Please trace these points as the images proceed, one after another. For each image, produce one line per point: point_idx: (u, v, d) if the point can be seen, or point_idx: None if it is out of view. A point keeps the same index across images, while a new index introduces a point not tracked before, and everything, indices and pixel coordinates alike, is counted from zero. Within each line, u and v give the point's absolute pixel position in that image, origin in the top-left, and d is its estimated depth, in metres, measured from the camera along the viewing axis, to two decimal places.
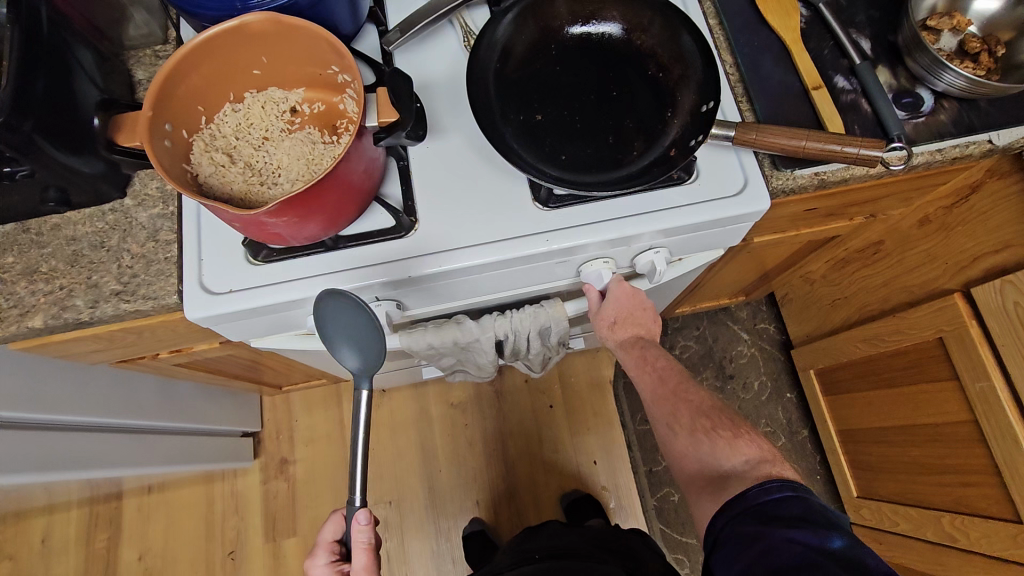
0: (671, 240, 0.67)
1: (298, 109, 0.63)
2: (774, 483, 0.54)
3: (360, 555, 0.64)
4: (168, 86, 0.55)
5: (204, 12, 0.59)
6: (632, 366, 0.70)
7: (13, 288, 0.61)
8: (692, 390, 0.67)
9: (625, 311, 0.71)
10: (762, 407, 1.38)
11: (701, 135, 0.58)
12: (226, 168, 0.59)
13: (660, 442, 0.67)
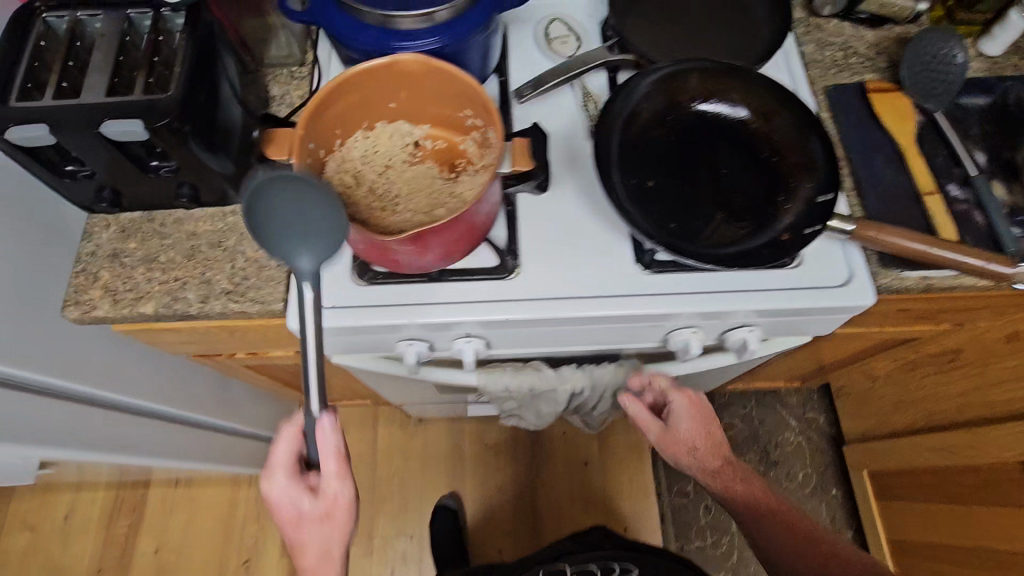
0: (766, 321, 0.66)
1: (422, 142, 0.66)
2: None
3: (330, 465, 0.57)
4: (319, 111, 0.58)
5: (355, 45, 0.63)
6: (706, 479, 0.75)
7: (131, 273, 0.64)
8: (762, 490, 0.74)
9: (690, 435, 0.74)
10: (805, 501, 1.33)
11: (817, 224, 0.59)
12: (352, 190, 0.62)
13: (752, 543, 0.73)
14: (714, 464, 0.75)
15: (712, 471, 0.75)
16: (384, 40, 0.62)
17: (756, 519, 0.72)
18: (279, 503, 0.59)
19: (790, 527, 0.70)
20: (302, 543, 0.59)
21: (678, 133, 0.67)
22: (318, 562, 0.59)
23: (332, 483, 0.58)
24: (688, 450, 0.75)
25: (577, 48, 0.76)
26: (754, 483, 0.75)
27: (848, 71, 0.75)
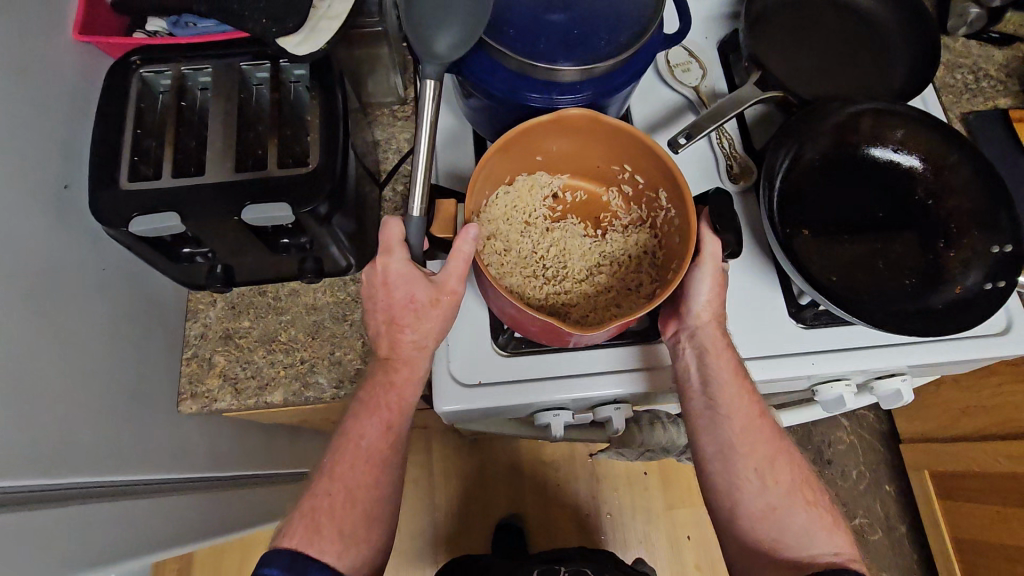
0: (922, 370, 0.64)
1: (562, 193, 0.60)
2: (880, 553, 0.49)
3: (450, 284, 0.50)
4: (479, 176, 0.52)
5: (487, 92, 0.55)
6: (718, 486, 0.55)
7: (250, 357, 0.58)
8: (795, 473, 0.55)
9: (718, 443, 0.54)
10: (861, 498, 1.35)
11: (1002, 279, 0.57)
12: (502, 259, 0.56)
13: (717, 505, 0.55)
14: (737, 395, 0.54)
15: (713, 398, 0.54)
16: (524, 90, 0.54)
17: (744, 459, 0.54)
18: (388, 281, 0.50)
19: (796, 484, 0.55)
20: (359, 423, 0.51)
21: (836, 176, 0.62)
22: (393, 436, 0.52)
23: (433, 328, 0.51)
24: (732, 377, 0.54)
25: (702, 76, 0.70)
26: (754, 415, 0.54)
27: (982, 96, 0.72)
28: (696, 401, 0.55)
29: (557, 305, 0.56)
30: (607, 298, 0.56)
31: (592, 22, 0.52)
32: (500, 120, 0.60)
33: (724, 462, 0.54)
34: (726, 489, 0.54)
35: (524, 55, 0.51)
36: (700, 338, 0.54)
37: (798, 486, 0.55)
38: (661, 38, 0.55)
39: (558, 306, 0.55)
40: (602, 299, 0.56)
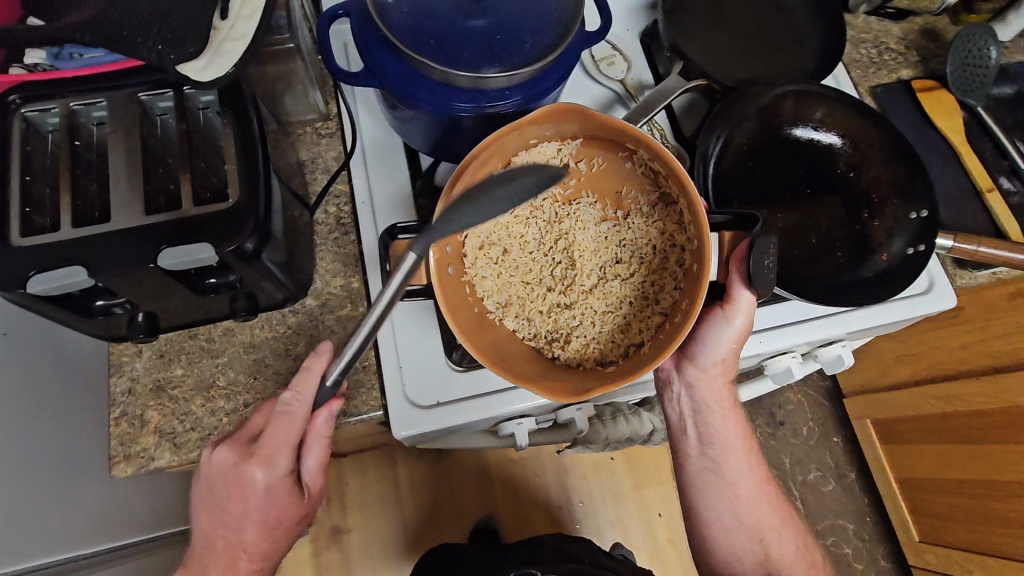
0: (859, 334, 0.67)
1: (574, 165, 0.56)
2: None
3: (257, 472, 0.48)
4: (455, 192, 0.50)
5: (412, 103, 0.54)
6: (712, 518, 0.67)
7: (187, 407, 0.54)
8: (773, 505, 0.69)
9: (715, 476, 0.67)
10: (812, 453, 1.43)
11: (925, 242, 0.60)
12: (505, 260, 0.56)
13: (713, 537, 0.68)
14: (732, 446, 0.66)
15: (709, 437, 0.66)
16: (449, 98, 0.53)
17: (737, 495, 0.67)
18: (211, 467, 0.48)
19: (775, 513, 0.68)
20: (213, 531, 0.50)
21: (768, 160, 0.64)
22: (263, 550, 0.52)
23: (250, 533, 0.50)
24: (729, 432, 0.66)
25: (627, 69, 0.70)
26: (745, 462, 0.68)
27: (886, 69, 0.76)
28: (697, 452, 0.67)
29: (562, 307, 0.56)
30: (621, 296, 0.56)
31: (513, 26, 0.51)
32: (430, 130, 0.58)
33: (721, 496, 0.67)
34: (719, 519, 0.67)
35: (447, 62, 0.50)
36: (701, 386, 0.65)
37: (777, 514, 0.68)
38: (584, 37, 0.55)
39: (563, 310, 0.56)
40: (614, 298, 0.56)
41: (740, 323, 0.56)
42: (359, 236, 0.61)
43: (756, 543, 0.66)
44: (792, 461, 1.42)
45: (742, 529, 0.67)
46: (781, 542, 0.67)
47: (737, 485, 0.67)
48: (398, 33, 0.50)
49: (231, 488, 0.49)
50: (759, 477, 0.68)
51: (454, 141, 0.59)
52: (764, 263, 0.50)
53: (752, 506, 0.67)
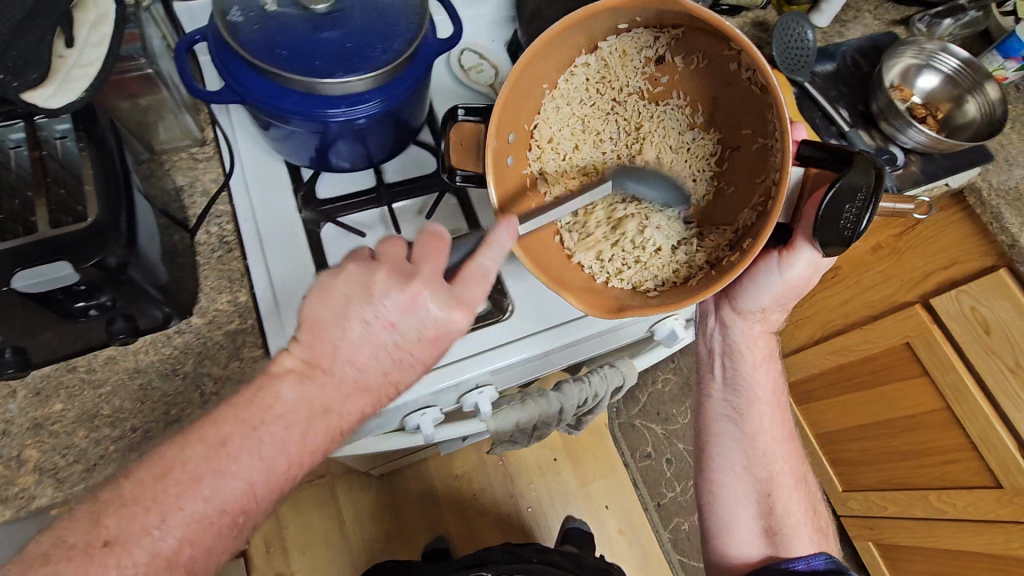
0: (730, 291, 0.73)
1: (667, 58, 0.61)
2: (816, 556, 0.71)
3: (457, 316, 0.49)
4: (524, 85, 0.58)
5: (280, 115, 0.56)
6: (726, 464, 0.79)
7: (69, 441, 0.52)
8: (785, 458, 0.79)
9: (732, 418, 0.79)
10: None
11: None
12: (571, 155, 0.64)
13: (718, 479, 0.79)
14: (759, 398, 0.78)
15: (735, 385, 0.78)
16: (315, 108, 0.55)
17: (749, 441, 0.78)
18: (404, 288, 0.48)
19: (787, 462, 0.79)
20: (333, 355, 0.47)
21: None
22: (355, 402, 0.48)
23: (413, 366, 0.50)
24: (762, 382, 0.78)
25: (494, 75, 0.77)
26: (770, 414, 0.79)
27: None
28: (726, 394, 0.79)
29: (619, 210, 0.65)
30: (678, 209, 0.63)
31: (364, 36, 0.55)
32: (308, 141, 0.61)
33: (737, 440, 0.78)
34: (729, 462, 0.79)
35: (304, 74, 0.53)
36: (740, 333, 0.76)
37: (787, 461, 0.79)
38: (435, 42, 0.60)
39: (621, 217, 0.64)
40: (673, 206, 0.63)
41: (806, 268, 0.63)
42: (245, 252, 0.62)
43: (758, 495, 0.77)
44: None
45: (750, 478, 0.78)
46: (787, 500, 0.77)
47: (753, 432, 0.78)
48: (252, 54, 0.53)
49: (369, 293, 0.48)
50: (777, 432, 0.79)
51: (333, 149, 0.62)
52: (843, 212, 0.50)
53: (764, 459, 0.78)
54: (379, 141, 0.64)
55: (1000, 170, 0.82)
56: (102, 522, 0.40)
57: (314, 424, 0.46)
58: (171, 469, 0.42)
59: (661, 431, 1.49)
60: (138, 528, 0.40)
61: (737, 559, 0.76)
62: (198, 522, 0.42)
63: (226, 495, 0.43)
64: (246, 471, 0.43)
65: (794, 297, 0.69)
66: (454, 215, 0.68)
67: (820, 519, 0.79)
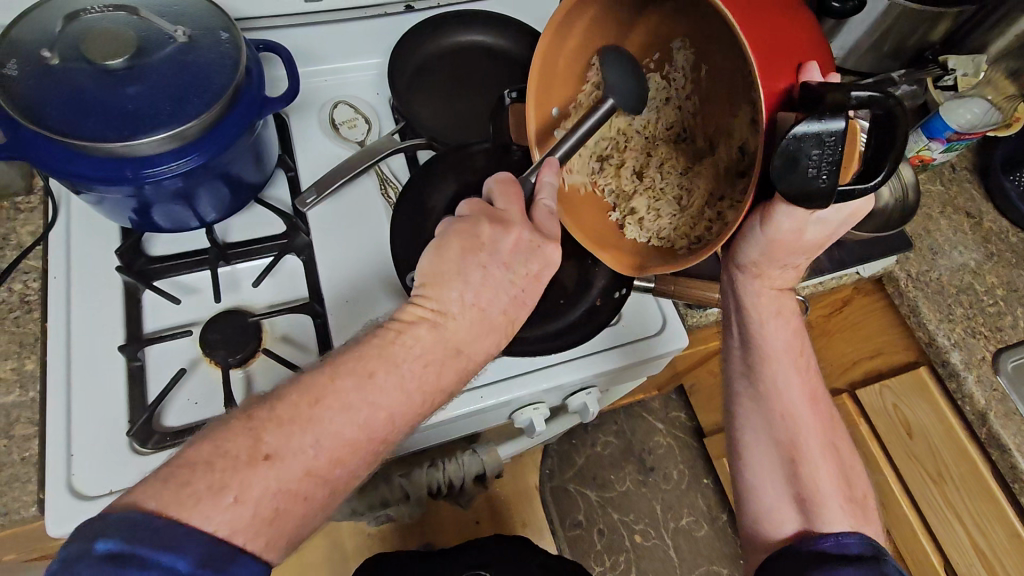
0: (601, 379, 0.66)
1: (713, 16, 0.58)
2: (847, 534, 0.54)
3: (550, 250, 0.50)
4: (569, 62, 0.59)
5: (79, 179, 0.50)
6: (750, 436, 0.61)
7: None
8: (823, 425, 0.60)
9: (749, 384, 0.61)
10: (683, 496, 1.41)
11: (625, 287, 0.62)
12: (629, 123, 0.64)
13: (739, 456, 0.62)
14: (777, 356, 0.59)
15: (748, 347, 0.61)
16: (120, 168, 0.51)
17: (773, 410, 0.60)
18: (509, 232, 0.48)
19: (823, 433, 0.60)
20: (465, 309, 0.47)
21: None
22: (486, 342, 0.48)
23: (523, 313, 0.50)
24: (782, 337, 0.60)
25: (368, 131, 0.71)
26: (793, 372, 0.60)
27: None
28: (740, 355, 0.62)
29: (666, 174, 0.62)
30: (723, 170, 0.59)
31: (170, 90, 0.50)
32: (124, 202, 0.55)
33: (755, 410, 0.61)
34: (748, 434, 0.62)
35: (118, 136, 0.48)
36: (744, 287, 0.59)
37: (824, 431, 0.60)
38: (258, 93, 0.56)
39: (668, 183, 0.62)
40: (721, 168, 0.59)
41: (795, 223, 0.52)
42: (45, 314, 0.58)
43: (780, 462, 0.60)
44: (663, 507, 1.40)
45: (770, 443, 0.60)
46: (818, 469, 0.59)
47: (776, 398, 0.60)
48: (49, 121, 0.47)
49: (483, 248, 0.48)
50: (802, 395, 0.60)
51: (154, 209, 0.57)
52: (809, 163, 0.41)
53: (787, 423, 0.59)
54: (211, 197, 0.59)
55: (921, 259, 0.76)
56: (263, 438, 0.39)
57: (446, 368, 0.46)
58: (323, 395, 0.42)
59: (596, 497, 1.40)
60: (294, 447, 0.40)
61: (763, 539, 0.59)
62: (345, 443, 0.42)
63: (371, 421, 0.43)
64: (383, 401, 0.43)
65: (792, 251, 0.55)
66: (293, 279, 0.64)
67: (867, 502, 0.60)
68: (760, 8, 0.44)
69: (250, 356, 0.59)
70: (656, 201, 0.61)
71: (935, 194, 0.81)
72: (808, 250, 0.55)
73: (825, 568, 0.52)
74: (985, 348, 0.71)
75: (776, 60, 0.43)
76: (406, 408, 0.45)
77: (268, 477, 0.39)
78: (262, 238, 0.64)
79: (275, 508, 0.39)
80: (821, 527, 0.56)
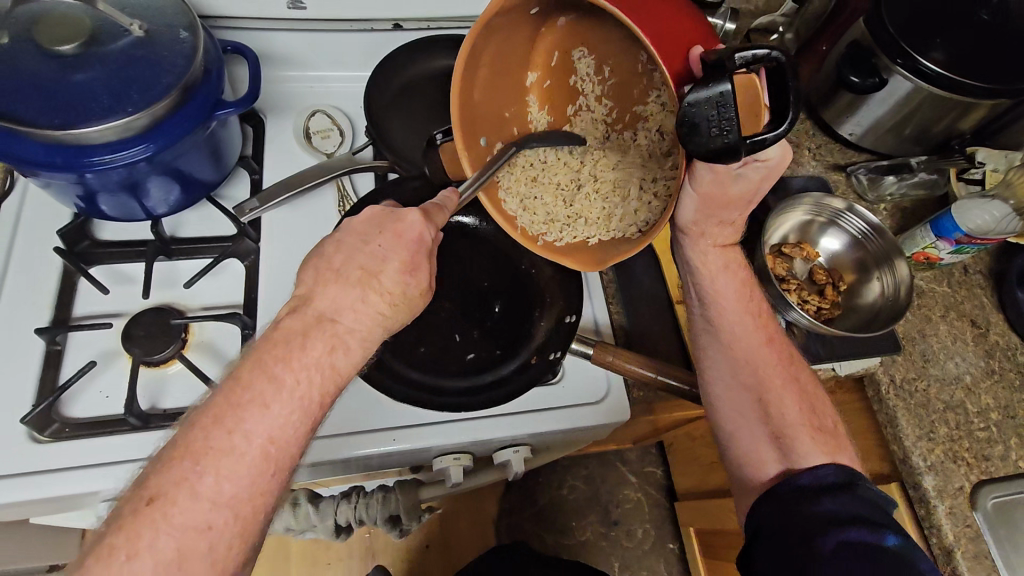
0: (532, 439, 0.62)
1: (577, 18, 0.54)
2: (821, 467, 0.52)
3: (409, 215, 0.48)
4: (480, 85, 0.54)
5: (15, 161, 0.50)
6: (716, 380, 0.60)
7: None
8: (788, 362, 0.60)
9: (710, 327, 0.61)
10: (644, 559, 1.28)
11: (559, 350, 0.59)
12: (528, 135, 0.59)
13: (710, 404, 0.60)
14: (731, 307, 0.60)
15: (708, 303, 0.61)
16: (55, 153, 0.50)
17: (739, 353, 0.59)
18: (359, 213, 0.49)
19: (787, 365, 0.59)
20: (319, 278, 0.46)
21: (457, 248, 0.65)
22: (354, 315, 0.45)
23: (389, 259, 0.47)
24: (732, 286, 0.60)
25: (340, 143, 0.70)
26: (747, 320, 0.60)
27: None
28: (698, 310, 0.62)
29: (592, 183, 0.59)
30: (635, 158, 0.58)
31: (117, 83, 0.50)
32: (69, 188, 0.54)
33: (720, 354, 0.60)
34: (715, 378, 0.60)
35: (56, 123, 0.47)
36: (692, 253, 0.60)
37: (787, 366, 0.59)
38: (215, 92, 0.55)
39: (587, 181, 0.59)
40: (632, 154, 0.58)
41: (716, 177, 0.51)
42: None
43: (750, 405, 0.58)
44: (621, 566, 1.28)
45: (739, 390, 0.59)
46: (787, 407, 0.57)
47: (739, 337, 0.60)
48: None
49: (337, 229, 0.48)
50: (759, 337, 0.60)
51: (99, 197, 0.56)
52: (705, 125, 0.41)
53: (751, 366, 0.59)
54: (160, 190, 0.58)
55: (910, 365, 0.69)
56: (145, 482, 0.37)
57: (311, 338, 0.43)
58: (198, 415, 0.39)
59: (552, 542, 1.29)
60: (175, 478, 0.37)
61: (747, 482, 0.57)
62: (233, 454, 0.38)
63: (258, 426, 0.39)
64: (265, 395, 0.40)
65: (726, 208, 0.55)
66: (233, 283, 0.62)
67: (837, 431, 0.57)
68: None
69: (171, 358, 0.57)
70: (588, 197, 0.58)
71: (939, 296, 0.74)
72: (740, 204, 0.55)
73: (805, 504, 0.50)
74: (966, 477, 0.64)
75: (666, 42, 0.42)
76: (290, 398, 0.40)
77: (158, 521, 0.36)
78: (209, 238, 0.63)
79: (178, 548, 0.36)
80: (799, 463, 0.54)
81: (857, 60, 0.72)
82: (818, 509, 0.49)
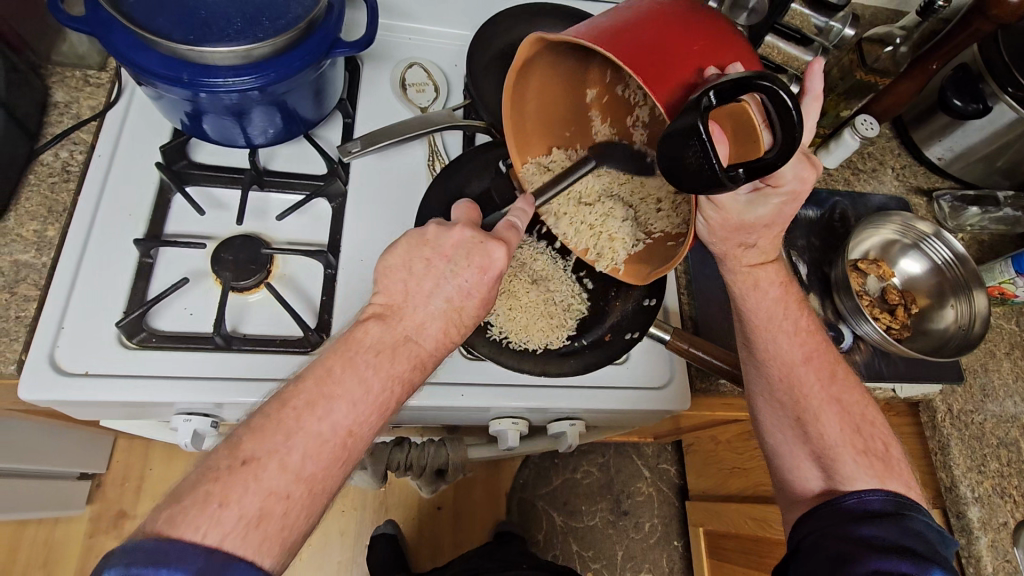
0: (590, 415, 0.63)
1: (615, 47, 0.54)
2: (870, 491, 0.51)
3: (495, 251, 0.46)
4: (529, 111, 0.59)
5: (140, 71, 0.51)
6: (764, 407, 0.59)
7: None
8: (841, 383, 0.58)
9: (747, 340, 0.60)
10: (648, 552, 1.29)
11: (637, 330, 0.59)
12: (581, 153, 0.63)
13: (756, 420, 0.61)
14: (783, 323, 0.59)
15: (763, 321, 0.59)
16: (179, 70, 0.50)
17: (793, 370, 0.58)
18: (452, 229, 0.47)
19: (835, 386, 0.58)
20: (407, 295, 0.45)
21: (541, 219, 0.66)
22: (432, 327, 0.45)
23: (472, 299, 0.46)
24: (794, 293, 0.60)
25: (434, 99, 0.70)
26: (781, 335, 0.59)
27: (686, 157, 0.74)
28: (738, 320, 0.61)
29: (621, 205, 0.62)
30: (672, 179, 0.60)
31: (250, 11, 0.51)
32: (180, 104, 0.55)
33: (757, 369, 0.59)
34: (760, 395, 0.59)
35: (188, 40, 0.48)
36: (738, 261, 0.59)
37: (838, 389, 0.58)
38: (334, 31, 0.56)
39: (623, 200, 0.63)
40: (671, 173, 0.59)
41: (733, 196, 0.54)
42: (81, 187, 0.59)
43: (788, 422, 0.58)
44: (625, 556, 1.29)
45: (774, 405, 0.58)
46: (827, 426, 0.56)
47: (792, 349, 0.59)
48: (128, 6, 0.49)
49: (427, 243, 0.46)
50: (798, 353, 0.59)
51: (205, 118, 0.57)
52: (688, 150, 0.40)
53: (788, 386, 0.58)
54: (263, 120, 0.59)
55: (968, 397, 0.69)
56: (231, 458, 0.36)
57: (397, 356, 0.43)
58: (281, 412, 0.38)
59: (560, 523, 1.31)
60: (267, 456, 0.36)
61: (791, 499, 0.57)
62: (320, 439, 0.38)
63: (343, 415, 0.39)
64: (356, 393, 0.40)
65: (746, 230, 0.57)
66: (317, 222, 0.63)
67: (889, 455, 0.55)
68: (652, 32, 0.44)
69: (256, 286, 0.59)
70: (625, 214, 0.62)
71: (1006, 333, 0.74)
72: (759, 227, 0.56)
73: (850, 527, 0.49)
74: (1010, 514, 0.64)
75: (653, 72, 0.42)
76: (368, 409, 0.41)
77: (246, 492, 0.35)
78: (302, 175, 0.64)
79: (261, 509, 0.35)
80: (842, 483, 0.54)
81: (963, 84, 0.69)
82: (857, 534, 0.48)
